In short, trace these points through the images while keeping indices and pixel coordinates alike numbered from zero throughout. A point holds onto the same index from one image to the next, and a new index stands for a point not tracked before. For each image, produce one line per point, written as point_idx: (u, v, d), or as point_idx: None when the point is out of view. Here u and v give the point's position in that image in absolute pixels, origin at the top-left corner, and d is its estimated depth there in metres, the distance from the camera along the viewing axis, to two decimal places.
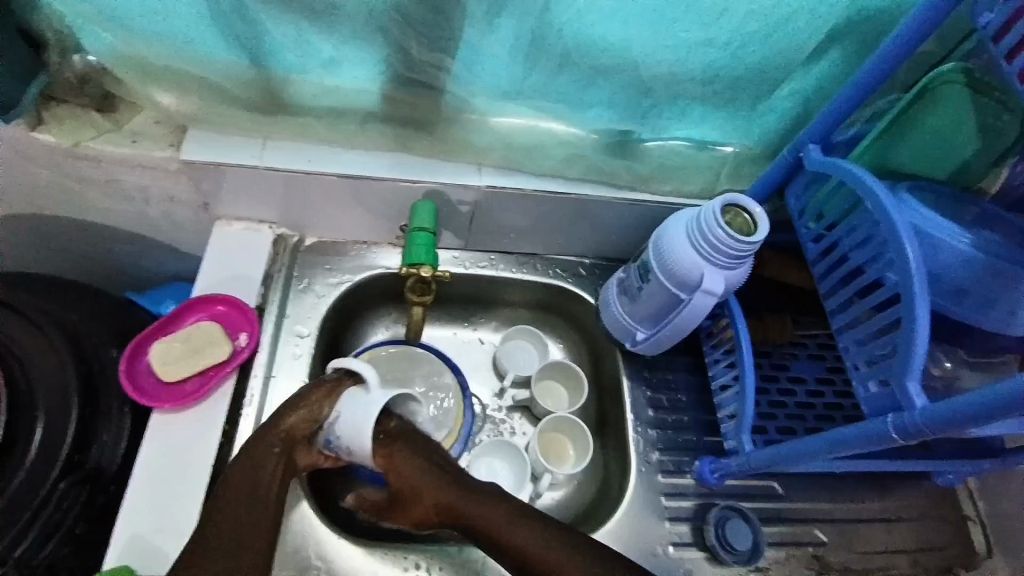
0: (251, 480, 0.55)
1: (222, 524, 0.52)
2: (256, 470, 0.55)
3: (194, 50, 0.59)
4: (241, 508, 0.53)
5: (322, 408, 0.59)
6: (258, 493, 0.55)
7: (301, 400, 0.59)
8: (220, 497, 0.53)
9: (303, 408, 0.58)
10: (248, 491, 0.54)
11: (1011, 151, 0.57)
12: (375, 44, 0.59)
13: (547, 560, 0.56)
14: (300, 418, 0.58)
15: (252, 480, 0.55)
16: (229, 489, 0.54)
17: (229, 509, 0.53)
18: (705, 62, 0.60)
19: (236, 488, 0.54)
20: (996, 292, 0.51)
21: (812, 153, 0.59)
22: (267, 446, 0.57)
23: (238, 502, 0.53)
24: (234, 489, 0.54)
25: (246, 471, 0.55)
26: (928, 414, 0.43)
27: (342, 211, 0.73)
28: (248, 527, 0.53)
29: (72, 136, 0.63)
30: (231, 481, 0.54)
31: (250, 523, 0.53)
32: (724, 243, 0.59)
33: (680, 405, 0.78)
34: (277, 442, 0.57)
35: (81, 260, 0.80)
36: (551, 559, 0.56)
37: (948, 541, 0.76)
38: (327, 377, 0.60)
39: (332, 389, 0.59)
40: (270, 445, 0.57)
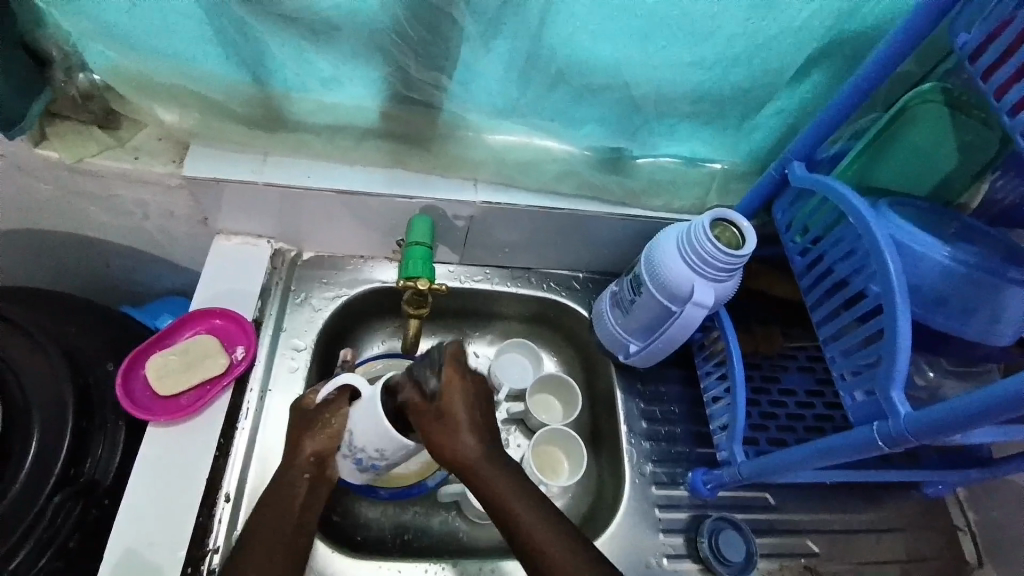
0: (281, 505, 0.55)
1: (255, 550, 0.52)
2: (287, 497, 0.55)
3: (195, 69, 0.60)
4: (271, 533, 0.54)
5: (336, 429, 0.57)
6: (288, 516, 0.55)
7: (315, 424, 0.57)
8: (256, 518, 0.55)
9: (320, 432, 0.57)
10: (277, 512, 0.55)
11: (990, 167, 0.59)
12: (373, 63, 0.60)
13: (555, 560, 0.52)
14: (320, 441, 0.57)
15: (281, 508, 0.55)
16: (264, 510, 0.55)
17: (259, 534, 0.53)
18: (691, 82, 0.62)
19: (267, 511, 0.55)
20: (976, 302, 0.53)
21: (796, 169, 0.61)
22: (298, 471, 0.56)
23: (267, 530, 0.54)
24: (263, 518, 0.54)
25: (277, 497, 0.55)
26: (912, 423, 0.44)
27: (340, 226, 0.74)
28: (273, 552, 0.53)
29: (75, 152, 0.65)
30: (266, 503, 0.55)
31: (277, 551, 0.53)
32: (714, 256, 0.60)
33: (673, 417, 0.79)
34: (307, 468, 0.57)
35: (78, 274, 0.81)
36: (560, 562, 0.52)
37: (938, 551, 0.77)
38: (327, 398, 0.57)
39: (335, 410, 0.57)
40: (295, 468, 0.57)
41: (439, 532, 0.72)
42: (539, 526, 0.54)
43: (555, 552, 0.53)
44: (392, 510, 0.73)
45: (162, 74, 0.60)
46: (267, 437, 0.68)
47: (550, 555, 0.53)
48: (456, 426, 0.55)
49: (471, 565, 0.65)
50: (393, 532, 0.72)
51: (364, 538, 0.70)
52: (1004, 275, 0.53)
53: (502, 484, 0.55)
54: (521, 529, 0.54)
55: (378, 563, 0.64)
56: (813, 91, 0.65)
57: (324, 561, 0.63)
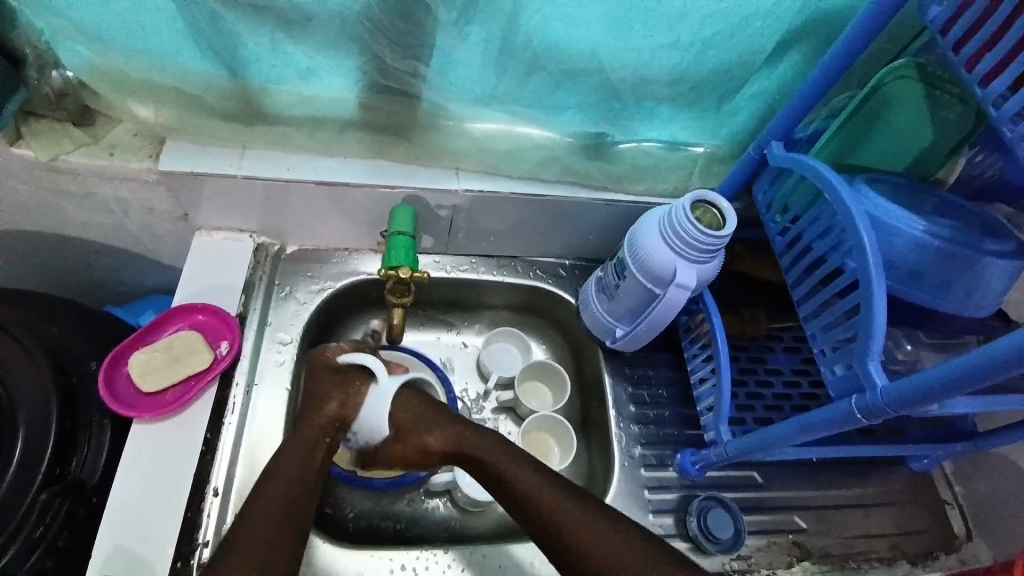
0: (292, 474, 0.56)
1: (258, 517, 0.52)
2: (302, 464, 0.57)
3: (169, 62, 0.59)
4: (277, 507, 0.53)
5: (361, 391, 0.62)
6: (298, 483, 0.56)
7: (347, 388, 0.62)
8: (268, 479, 0.55)
9: (349, 394, 0.62)
10: (291, 477, 0.56)
11: (966, 142, 0.59)
12: (351, 53, 0.60)
13: (544, 507, 0.55)
14: (343, 404, 0.61)
15: (294, 475, 0.56)
16: (275, 475, 0.55)
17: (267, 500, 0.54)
18: (670, 64, 0.62)
19: (278, 477, 0.55)
20: (952, 275, 0.53)
21: (774, 149, 0.61)
22: (319, 433, 0.59)
23: (277, 493, 0.54)
24: (268, 488, 0.54)
25: (294, 457, 0.57)
26: (888, 393, 0.44)
27: (324, 219, 0.74)
28: (274, 523, 0.52)
29: (50, 150, 0.64)
30: (280, 465, 0.56)
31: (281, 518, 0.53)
32: (696, 239, 0.61)
33: (661, 400, 0.80)
34: (328, 431, 0.60)
35: (60, 275, 0.80)
36: (575, 532, 0.54)
37: (925, 525, 0.78)
38: (351, 372, 0.63)
39: (355, 384, 0.62)
40: (316, 431, 0.59)
41: (431, 521, 0.73)
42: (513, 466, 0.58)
43: (557, 510, 0.55)
44: (384, 500, 0.72)
45: (137, 68, 0.60)
46: (255, 432, 0.67)
47: (538, 500, 0.56)
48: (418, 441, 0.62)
49: (463, 554, 0.65)
50: (386, 521, 0.72)
51: (356, 528, 0.71)
52: (979, 247, 0.52)
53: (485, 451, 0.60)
54: (566, 528, 0.54)
55: (370, 552, 0.64)
56: (790, 72, 0.65)
57: (317, 553, 0.63)
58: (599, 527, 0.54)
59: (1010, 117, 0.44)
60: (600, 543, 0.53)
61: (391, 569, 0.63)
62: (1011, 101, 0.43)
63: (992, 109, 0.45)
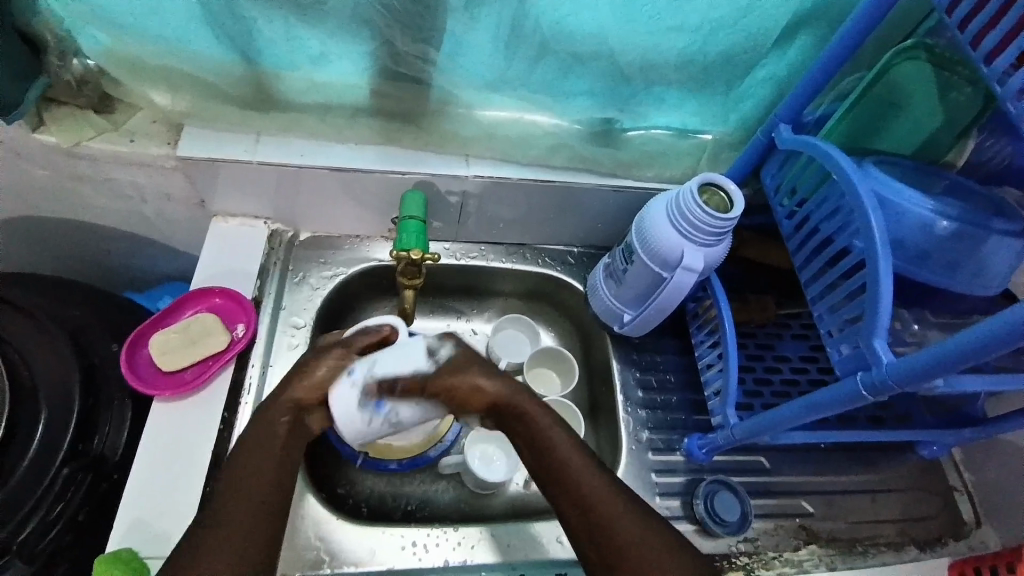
0: (259, 462, 0.53)
1: (240, 498, 0.51)
2: (264, 449, 0.54)
3: (186, 49, 0.61)
4: (252, 495, 0.52)
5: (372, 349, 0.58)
6: (268, 466, 0.53)
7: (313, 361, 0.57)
8: (233, 470, 0.53)
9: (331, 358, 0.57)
10: (257, 464, 0.53)
11: (976, 122, 0.59)
12: (363, 39, 0.61)
13: (559, 462, 0.57)
14: (305, 384, 0.56)
15: (258, 462, 0.53)
16: (239, 466, 0.53)
17: (238, 490, 0.52)
18: (676, 48, 0.62)
19: (245, 463, 0.53)
20: (960, 255, 0.53)
21: (783, 133, 0.61)
22: (275, 414, 0.55)
23: (252, 473, 0.52)
24: (249, 460, 0.53)
25: (256, 442, 0.54)
26: (895, 369, 0.45)
27: (336, 206, 0.75)
28: (249, 510, 0.51)
29: (71, 136, 0.66)
30: (244, 451, 0.54)
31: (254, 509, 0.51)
32: (702, 222, 0.61)
33: (669, 385, 0.81)
34: (286, 411, 0.55)
35: (80, 261, 0.83)
36: (581, 489, 0.55)
37: (935, 512, 0.78)
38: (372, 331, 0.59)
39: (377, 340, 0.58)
40: (277, 412, 0.55)
41: (442, 502, 0.74)
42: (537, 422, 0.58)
43: (569, 466, 0.56)
44: (396, 480, 0.74)
45: (155, 55, 0.61)
46: None
47: (553, 454, 0.57)
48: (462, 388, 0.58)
49: (473, 531, 0.67)
50: (397, 501, 0.73)
51: (369, 508, 0.72)
52: (988, 225, 0.52)
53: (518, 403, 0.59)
54: (599, 510, 0.54)
55: (382, 530, 0.65)
56: (799, 57, 0.65)
57: (330, 529, 0.65)
58: (600, 489, 0.55)
59: (1014, 92, 0.43)
60: (602, 503, 0.55)
61: (402, 546, 0.65)
62: (1014, 76, 0.43)
63: (997, 86, 0.44)
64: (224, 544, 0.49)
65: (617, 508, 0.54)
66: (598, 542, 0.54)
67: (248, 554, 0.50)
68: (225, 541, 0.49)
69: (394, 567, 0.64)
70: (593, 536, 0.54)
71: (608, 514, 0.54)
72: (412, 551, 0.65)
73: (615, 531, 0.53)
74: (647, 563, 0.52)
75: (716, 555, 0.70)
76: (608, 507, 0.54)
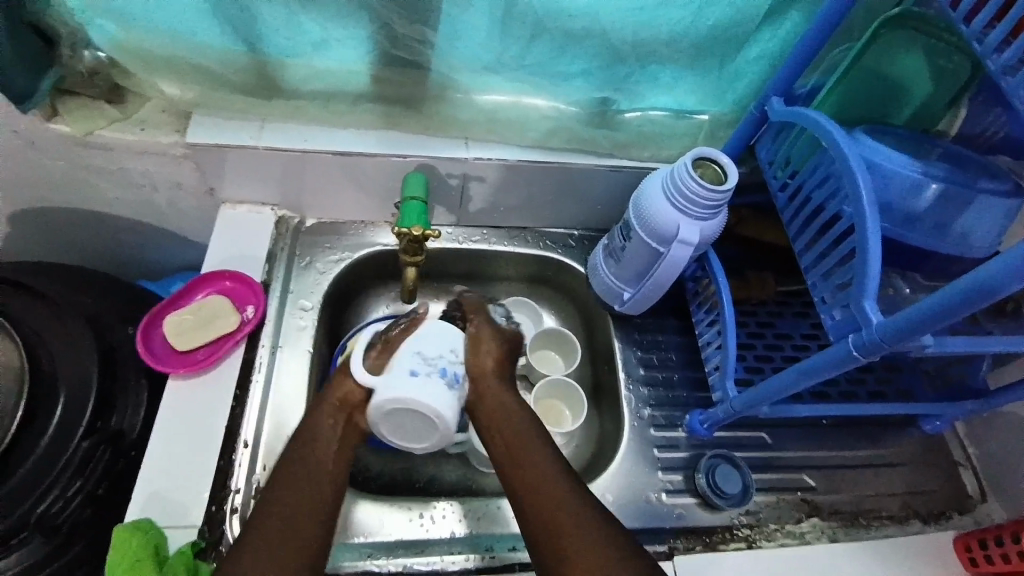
0: (304, 465, 0.57)
1: (285, 493, 0.55)
2: (311, 453, 0.58)
3: (193, 38, 0.63)
4: (297, 489, 0.56)
5: (384, 359, 0.64)
6: (313, 467, 0.58)
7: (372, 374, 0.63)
8: (283, 470, 0.57)
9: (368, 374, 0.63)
10: (307, 465, 0.58)
11: (965, 91, 0.61)
12: (362, 22, 0.63)
13: (525, 454, 0.60)
14: (350, 388, 0.63)
15: (309, 461, 0.58)
16: (287, 467, 0.57)
17: (287, 484, 0.56)
18: (670, 24, 0.63)
19: (296, 463, 0.58)
20: (948, 215, 0.54)
21: (774, 105, 0.62)
22: (324, 415, 0.61)
23: (300, 472, 0.57)
24: (298, 460, 0.58)
25: (305, 444, 0.59)
26: (883, 328, 0.46)
27: (340, 191, 0.77)
28: (296, 502, 0.55)
29: (85, 126, 0.68)
30: (295, 450, 0.59)
31: (299, 505, 0.55)
32: (697, 195, 0.62)
33: (670, 363, 0.82)
34: (333, 413, 0.62)
35: (96, 251, 0.85)
36: (541, 478, 0.58)
37: (940, 486, 0.78)
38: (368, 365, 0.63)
39: (384, 347, 0.65)
40: (325, 416, 0.61)
41: (449, 480, 0.75)
42: (517, 412, 0.64)
43: (534, 452, 0.60)
44: (403, 459, 0.76)
45: (163, 45, 0.63)
46: (280, 391, 0.70)
47: (519, 439, 0.62)
48: (479, 348, 0.68)
49: (477, 505, 0.68)
50: (404, 479, 0.75)
51: (377, 485, 0.74)
52: (973, 186, 0.54)
53: (502, 390, 0.66)
54: (559, 525, 0.54)
55: (390, 503, 0.67)
56: (791, 32, 0.66)
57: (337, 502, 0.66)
58: (563, 483, 0.58)
59: (993, 48, 0.46)
60: (556, 496, 0.56)
61: (408, 518, 0.66)
62: (992, 33, 0.45)
63: (977, 44, 0.47)
64: (274, 532, 0.52)
65: (580, 502, 0.56)
66: (546, 531, 0.55)
67: (290, 550, 0.52)
68: (275, 529, 0.52)
69: (402, 538, 0.65)
70: (541, 520, 0.55)
71: (567, 502, 0.56)
72: (419, 524, 0.66)
73: (575, 548, 0.53)
74: (596, 564, 0.52)
75: (718, 527, 0.71)
76: (566, 499, 0.56)
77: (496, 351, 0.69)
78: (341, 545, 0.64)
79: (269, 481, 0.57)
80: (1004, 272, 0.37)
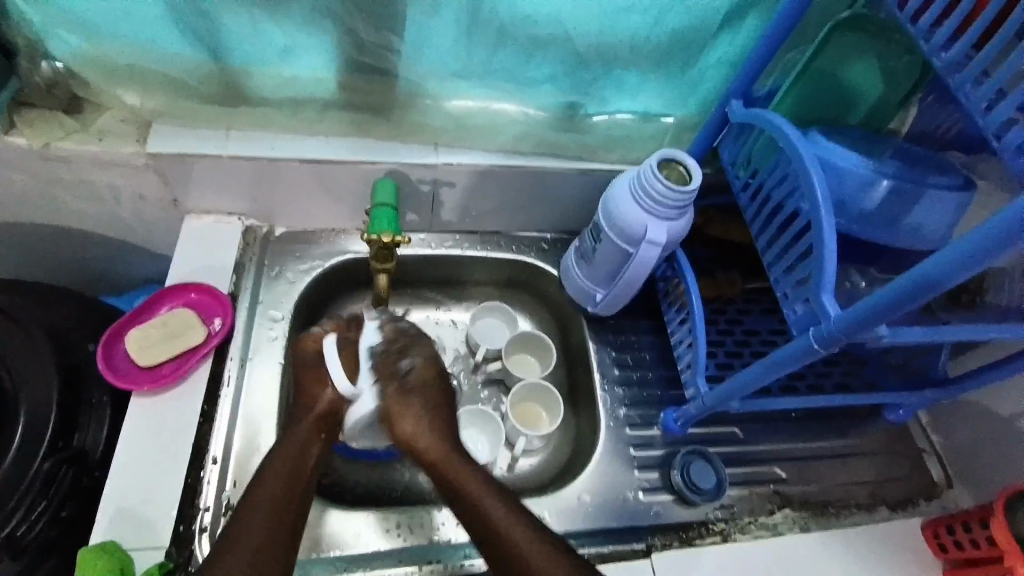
0: (288, 470, 0.57)
1: (260, 502, 0.54)
2: (298, 460, 0.58)
3: (154, 48, 0.62)
4: (278, 494, 0.55)
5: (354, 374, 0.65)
6: (297, 471, 0.57)
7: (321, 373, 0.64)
8: (266, 472, 0.56)
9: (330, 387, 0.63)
10: (288, 470, 0.57)
11: (917, 89, 0.63)
12: (326, 29, 0.63)
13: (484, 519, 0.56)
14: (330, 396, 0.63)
15: (296, 464, 0.58)
16: (270, 470, 0.57)
17: (266, 488, 0.55)
18: (632, 28, 0.65)
19: (278, 465, 0.57)
20: (900, 210, 0.56)
21: (734, 108, 0.64)
22: (316, 432, 0.61)
23: (279, 477, 0.56)
24: (281, 463, 0.57)
25: (290, 449, 0.58)
26: (842, 321, 0.47)
27: (310, 200, 0.76)
28: (269, 511, 0.54)
29: (42, 137, 0.66)
30: (277, 455, 0.58)
31: (277, 515, 0.54)
32: (662, 196, 0.64)
33: (645, 363, 0.83)
34: (322, 430, 0.62)
35: (58, 266, 0.83)
36: (487, 518, 0.56)
37: (906, 474, 0.81)
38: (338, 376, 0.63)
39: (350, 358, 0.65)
40: (309, 430, 0.61)
41: (427, 488, 0.75)
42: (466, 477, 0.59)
43: (478, 495, 0.58)
44: (380, 469, 0.75)
45: (123, 54, 0.62)
46: (250, 404, 0.69)
47: (461, 482, 0.59)
48: (397, 422, 0.63)
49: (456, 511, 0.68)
50: (383, 488, 0.74)
51: (354, 495, 0.73)
52: (923, 182, 0.56)
53: (438, 450, 0.62)
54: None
55: (367, 512, 0.67)
56: (750, 36, 0.68)
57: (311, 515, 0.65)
58: (524, 530, 0.55)
59: (940, 46, 0.48)
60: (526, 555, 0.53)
61: (386, 528, 0.66)
62: (939, 32, 0.48)
63: (924, 43, 0.49)
64: (246, 543, 0.51)
65: (549, 561, 0.53)
66: None
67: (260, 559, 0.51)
68: (246, 539, 0.52)
69: (379, 548, 0.65)
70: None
71: (536, 564, 0.53)
72: (397, 533, 0.66)
73: None
74: None
75: (693, 522, 0.72)
76: (535, 555, 0.53)
77: (417, 411, 0.64)
78: (319, 558, 0.63)
79: (252, 483, 0.56)
80: (953, 261, 0.39)
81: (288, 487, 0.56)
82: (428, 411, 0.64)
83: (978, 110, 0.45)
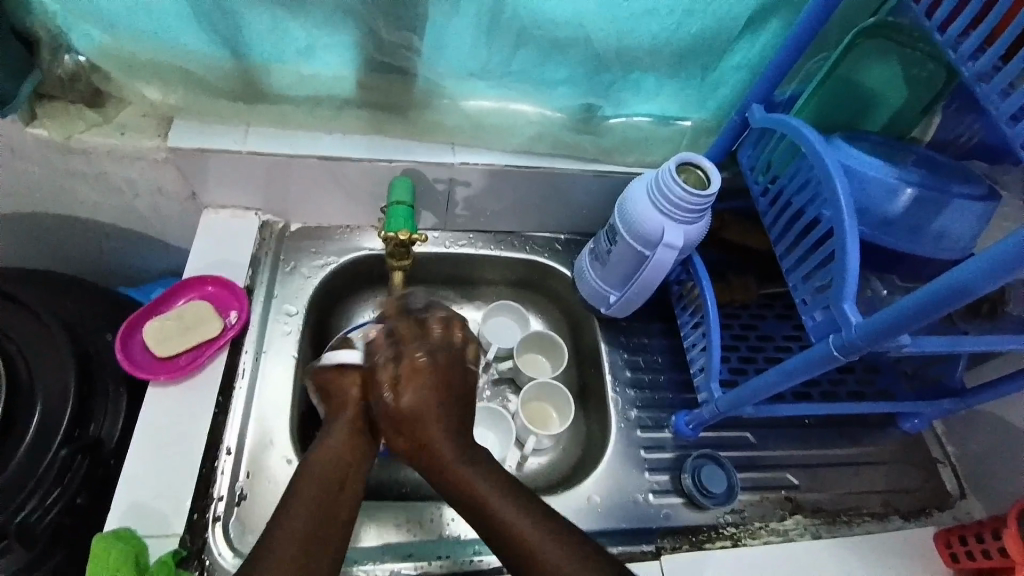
0: (325, 472, 0.56)
1: (298, 507, 0.53)
2: (336, 461, 0.57)
3: (177, 44, 0.63)
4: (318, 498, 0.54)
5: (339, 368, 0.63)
6: (335, 474, 0.57)
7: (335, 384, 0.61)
8: (303, 478, 0.56)
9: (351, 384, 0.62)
10: (326, 472, 0.56)
11: (939, 99, 0.63)
12: (347, 28, 0.63)
13: (488, 508, 0.55)
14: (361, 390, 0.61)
15: (333, 465, 0.57)
16: (309, 475, 0.56)
17: (305, 494, 0.54)
18: (652, 31, 0.64)
19: (315, 469, 0.56)
20: (921, 218, 0.56)
21: (755, 111, 0.64)
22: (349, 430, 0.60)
23: (317, 479, 0.56)
24: (322, 462, 0.57)
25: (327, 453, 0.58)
26: (863, 329, 0.47)
27: (326, 196, 0.77)
28: (308, 515, 0.53)
29: (65, 130, 0.67)
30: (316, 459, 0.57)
31: (319, 521, 0.53)
32: (681, 199, 0.63)
33: (656, 365, 0.83)
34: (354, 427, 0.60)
35: (75, 257, 0.84)
36: (493, 509, 0.54)
37: (918, 484, 0.80)
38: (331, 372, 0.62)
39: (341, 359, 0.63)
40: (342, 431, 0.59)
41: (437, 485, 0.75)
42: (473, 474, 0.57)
43: (490, 498, 0.55)
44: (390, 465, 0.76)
45: (146, 49, 0.63)
46: (263, 398, 0.69)
47: (469, 487, 0.56)
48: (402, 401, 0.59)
49: None
50: (393, 484, 0.75)
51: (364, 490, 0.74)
52: (948, 190, 0.55)
53: (441, 443, 0.58)
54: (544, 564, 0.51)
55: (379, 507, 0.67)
56: (772, 40, 0.67)
57: None
58: (528, 519, 0.53)
59: (967, 56, 0.47)
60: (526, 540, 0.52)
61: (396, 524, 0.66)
62: (967, 41, 0.47)
63: (952, 51, 0.48)
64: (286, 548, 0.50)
65: (557, 542, 0.52)
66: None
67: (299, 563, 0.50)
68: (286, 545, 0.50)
69: (389, 543, 0.65)
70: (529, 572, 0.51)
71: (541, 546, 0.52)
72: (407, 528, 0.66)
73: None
74: None
75: (703, 526, 0.72)
76: (544, 542, 0.52)
77: (427, 392, 0.60)
78: None
79: (289, 490, 0.55)
80: (985, 269, 0.38)
81: (328, 488, 0.55)
82: (432, 397, 0.60)
83: (1003, 119, 0.44)
